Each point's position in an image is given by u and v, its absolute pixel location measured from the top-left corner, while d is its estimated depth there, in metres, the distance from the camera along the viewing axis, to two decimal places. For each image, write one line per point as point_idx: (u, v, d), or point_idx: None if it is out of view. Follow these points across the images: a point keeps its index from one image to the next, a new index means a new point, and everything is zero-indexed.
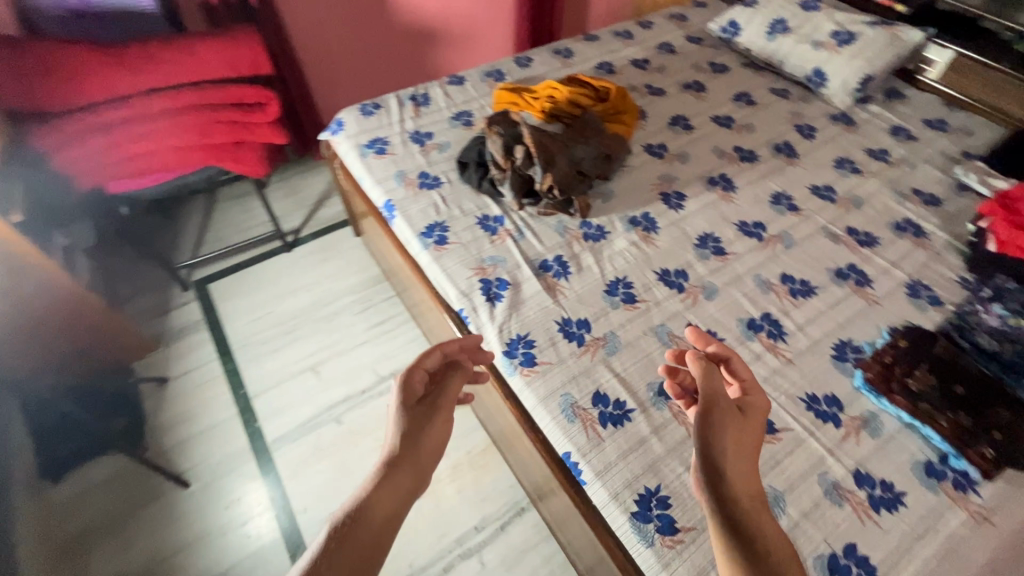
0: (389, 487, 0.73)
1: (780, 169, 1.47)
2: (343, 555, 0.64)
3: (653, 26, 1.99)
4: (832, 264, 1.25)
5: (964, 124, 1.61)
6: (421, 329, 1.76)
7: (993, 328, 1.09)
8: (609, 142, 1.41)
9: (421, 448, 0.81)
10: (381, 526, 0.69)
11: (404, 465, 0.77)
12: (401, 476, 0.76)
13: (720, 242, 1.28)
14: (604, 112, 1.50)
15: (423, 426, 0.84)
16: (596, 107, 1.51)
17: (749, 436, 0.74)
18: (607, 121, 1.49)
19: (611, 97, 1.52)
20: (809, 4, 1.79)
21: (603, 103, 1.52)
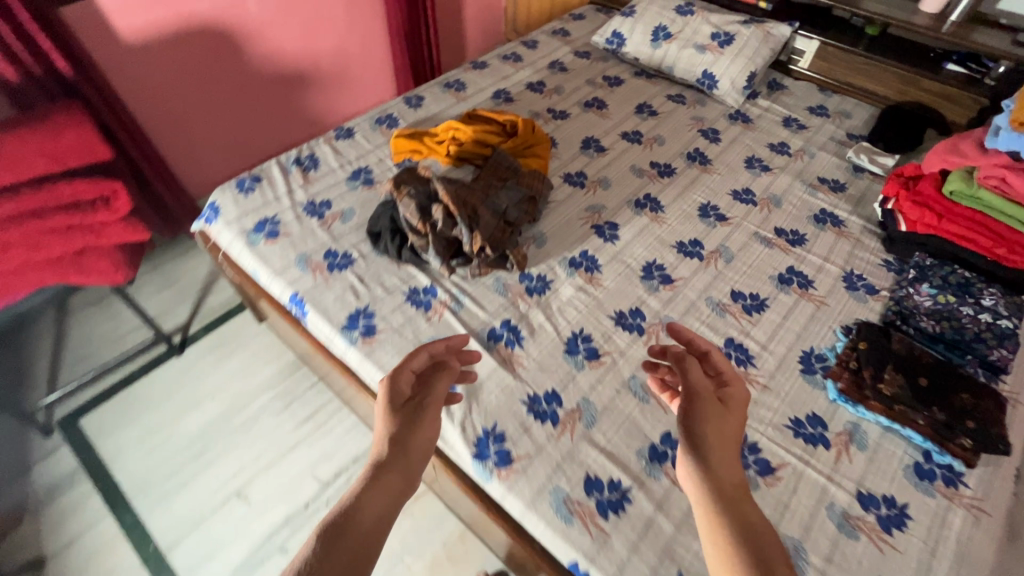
0: (378, 489, 0.66)
1: (698, 179, 1.46)
2: (328, 567, 0.57)
3: (538, 44, 1.92)
4: (773, 271, 1.24)
5: (841, 107, 1.72)
6: (359, 415, 1.54)
7: (929, 309, 1.13)
8: (528, 182, 1.31)
9: (409, 450, 0.73)
10: (367, 531, 0.62)
11: (392, 465, 0.70)
12: (389, 476, 0.69)
13: (665, 270, 1.23)
14: (515, 149, 1.40)
15: (409, 427, 0.76)
16: (505, 145, 1.40)
17: (730, 429, 0.72)
18: (521, 158, 1.39)
19: (519, 131, 1.41)
20: (684, 9, 1.80)
21: (512, 139, 1.41)
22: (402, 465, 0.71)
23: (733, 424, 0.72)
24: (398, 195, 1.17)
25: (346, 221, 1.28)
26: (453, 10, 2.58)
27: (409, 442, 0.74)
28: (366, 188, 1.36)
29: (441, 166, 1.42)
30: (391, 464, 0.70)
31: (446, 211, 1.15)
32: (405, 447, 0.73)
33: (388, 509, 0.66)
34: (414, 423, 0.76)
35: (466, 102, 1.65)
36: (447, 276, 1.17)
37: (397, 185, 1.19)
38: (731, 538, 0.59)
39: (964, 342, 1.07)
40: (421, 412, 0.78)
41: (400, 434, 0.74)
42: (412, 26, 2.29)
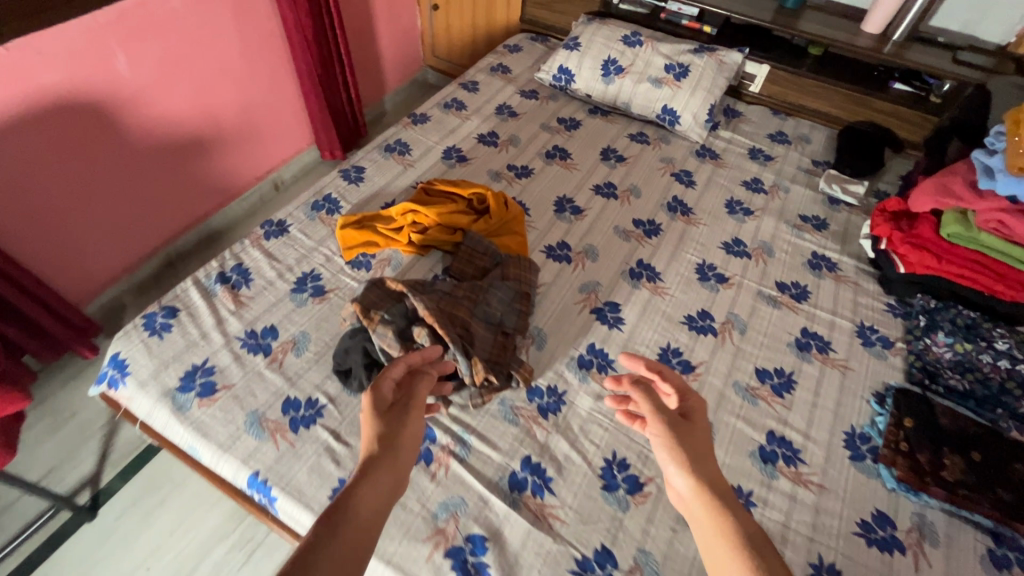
0: (371, 491, 0.59)
1: (686, 233, 1.35)
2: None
3: (479, 86, 1.73)
4: (789, 336, 1.16)
5: (799, 132, 1.68)
6: None
7: (951, 361, 1.09)
8: (514, 270, 1.13)
9: (398, 451, 0.65)
10: (360, 536, 0.54)
11: (384, 463, 0.62)
12: (381, 474, 0.61)
13: (682, 354, 1.11)
14: (488, 230, 1.21)
15: (396, 423, 0.68)
16: (477, 227, 1.21)
17: (701, 440, 0.74)
18: (499, 240, 1.21)
19: (491, 208, 1.22)
20: (631, 39, 1.68)
21: (483, 218, 1.22)
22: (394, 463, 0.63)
23: (701, 437, 0.75)
24: (368, 320, 0.95)
25: (300, 354, 1.03)
26: (367, 44, 2.31)
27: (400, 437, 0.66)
28: (318, 302, 1.11)
29: (404, 257, 1.22)
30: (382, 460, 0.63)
31: (433, 336, 0.95)
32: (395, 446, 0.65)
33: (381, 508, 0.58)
34: (404, 418, 0.69)
35: (415, 169, 1.43)
36: (444, 412, 0.97)
37: (367, 309, 0.97)
38: (736, 547, 0.61)
39: (993, 396, 1.04)
40: (408, 408, 0.71)
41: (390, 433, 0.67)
42: (326, 69, 2.01)
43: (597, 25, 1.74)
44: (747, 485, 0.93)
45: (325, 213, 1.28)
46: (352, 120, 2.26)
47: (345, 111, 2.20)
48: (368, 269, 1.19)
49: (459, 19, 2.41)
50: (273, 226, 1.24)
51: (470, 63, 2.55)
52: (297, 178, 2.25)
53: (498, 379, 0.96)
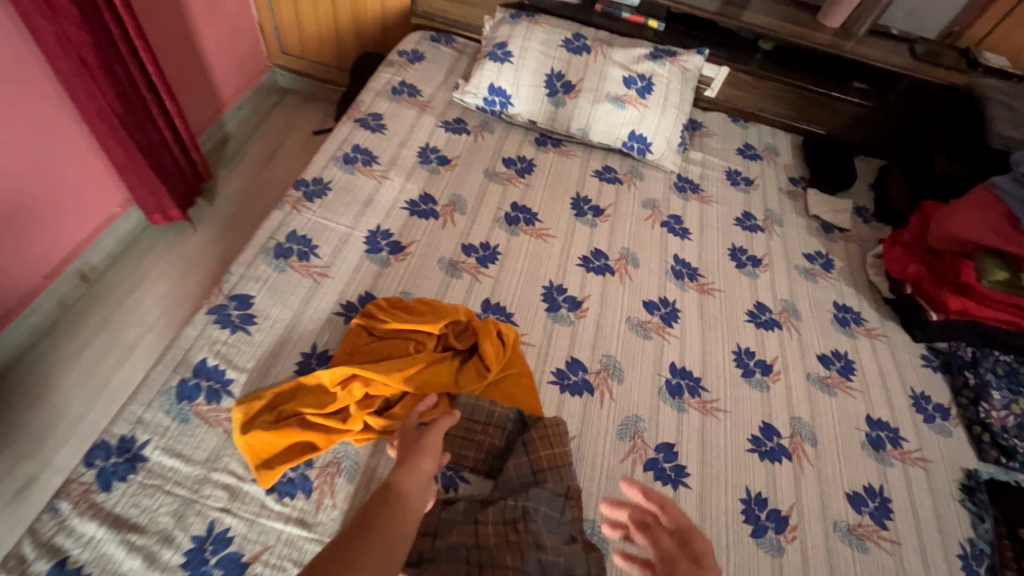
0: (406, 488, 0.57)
1: (706, 308, 1.09)
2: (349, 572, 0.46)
3: (385, 121, 1.24)
4: (859, 434, 0.97)
5: (766, 143, 1.49)
6: None
7: (1015, 428, 0.99)
8: (544, 450, 0.77)
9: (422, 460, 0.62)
10: (388, 527, 0.52)
11: (409, 470, 0.60)
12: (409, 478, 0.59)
13: (768, 501, 0.86)
14: (484, 387, 0.83)
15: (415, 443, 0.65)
16: (465, 385, 0.82)
17: None
18: (502, 393, 0.84)
19: (483, 351, 0.84)
20: (575, 44, 1.32)
21: (471, 368, 0.84)
22: (419, 470, 0.61)
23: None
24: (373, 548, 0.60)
25: None
26: (187, 52, 1.61)
27: (422, 446, 0.64)
28: None
29: (360, 451, 0.78)
30: (409, 463, 0.61)
31: None
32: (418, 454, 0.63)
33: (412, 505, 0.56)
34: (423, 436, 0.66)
35: (333, 279, 0.95)
36: None
37: None
38: None
39: None
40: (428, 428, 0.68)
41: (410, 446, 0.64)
42: (127, 107, 1.32)
43: (526, 25, 1.34)
44: None
45: (205, 404, 0.77)
46: (185, 168, 1.59)
47: (171, 157, 1.52)
48: (309, 495, 0.73)
49: (311, 5, 1.78)
50: (112, 457, 0.71)
51: (338, 63, 1.95)
52: (114, 261, 1.54)
53: None
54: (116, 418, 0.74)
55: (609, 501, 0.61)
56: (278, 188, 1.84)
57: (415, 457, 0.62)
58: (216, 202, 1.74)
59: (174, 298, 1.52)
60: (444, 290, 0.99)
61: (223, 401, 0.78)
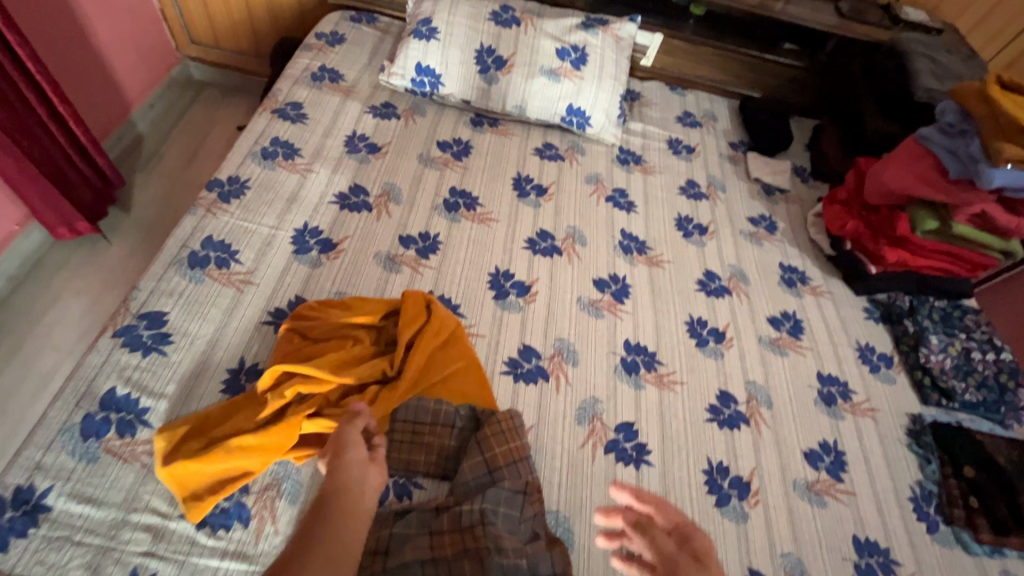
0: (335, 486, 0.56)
1: (656, 282, 1.07)
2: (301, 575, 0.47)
3: (305, 110, 1.15)
4: (812, 391, 0.98)
5: (704, 109, 1.48)
6: None
7: (953, 369, 1.03)
8: (499, 447, 0.72)
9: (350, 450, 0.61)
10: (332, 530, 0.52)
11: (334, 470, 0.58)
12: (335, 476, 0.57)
13: (729, 470, 0.85)
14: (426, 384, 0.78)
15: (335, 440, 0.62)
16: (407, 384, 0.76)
17: None
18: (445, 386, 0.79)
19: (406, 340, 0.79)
20: (503, 17, 1.26)
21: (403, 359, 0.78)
22: (345, 462, 0.59)
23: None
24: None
25: None
26: (78, 45, 1.45)
27: (340, 443, 0.61)
28: None
29: (301, 469, 0.72)
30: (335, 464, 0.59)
31: None
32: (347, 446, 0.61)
33: (355, 508, 0.55)
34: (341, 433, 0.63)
35: (259, 285, 0.87)
36: None
37: None
38: None
39: (999, 397, 1.01)
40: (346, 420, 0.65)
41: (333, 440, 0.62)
42: (3, 108, 1.16)
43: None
44: None
45: (117, 439, 0.69)
46: (90, 175, 1.44)
47: (70, 165, 1.37)
48: (246, 524, 0.67)
49: None
50: (8, 512, 0.62)
51: (256, 51, 1.81)
52: (17, 285, 1.39)
53: None
54: (9, 466, 0.65)
55: (605, 512, 0.62)
56: (202, 190, 1.71)
57: (337, 455, 0.60)
58: (132, 210, 1.59)
59: (91, 320, 1.38)
60: (383, 287, 0.92)
61: (139, 433, 0.70)
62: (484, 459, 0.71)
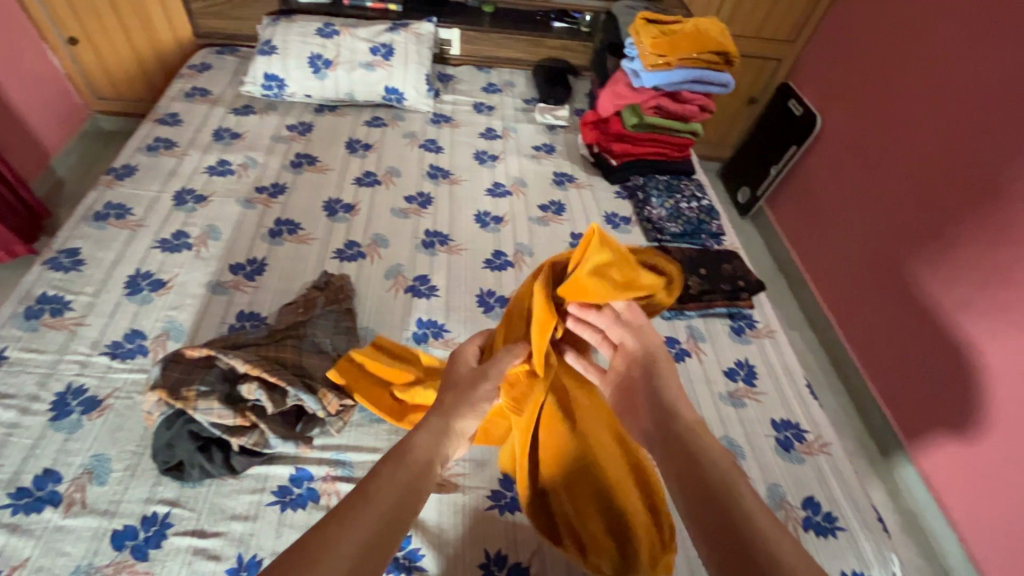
0: (433, 438, 0.73)
1: (454, 193, 1.48)
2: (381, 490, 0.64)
3: (180, 116, 1.54)
4: (565, 243, 1.40)
5: (504, 79, 1.94)
6: None
7: (669, 215, 1.47)
8: (325, 292, 1.11)
9: (463, 419, 0.78)
10: (416, 465, 0.69)
11: (434, 426, 0.75)
12: (432, 431, 0.74)
13: (495, 293, 1.25)
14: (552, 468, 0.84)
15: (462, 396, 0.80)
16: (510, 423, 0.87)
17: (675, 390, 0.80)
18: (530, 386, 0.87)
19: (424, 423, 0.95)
20: (326, 30, 1.69)
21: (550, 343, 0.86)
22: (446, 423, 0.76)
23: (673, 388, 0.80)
24: (186, 349, 0.90)
25: (106, 481, 0.85)
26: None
27: (450, 408, 0.78)
28: (99, 417, 0.92)
29: (183, 323, 1.07)
30: (443, 421, 0.76)
31: (267, 386, 0.89)
32: (458, 415, 0.77)
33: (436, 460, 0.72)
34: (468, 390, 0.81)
35: (148, 226, 1.24)
36: (311, 449, 0.93)
37: (176, 391, 0.85)
38: (683, 479, 0.64)
39: (697, 228, 1.45)
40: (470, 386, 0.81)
41: (461, 402, 0.79)
42: None
43: (284, 25, 1.69)
44: None
45: (51, 318, 1.04)
46: (18, 206, 1.76)
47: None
48: (146, 355, 1.01)
49: (111, 49, 2.01)
50: None
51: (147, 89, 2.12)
52: None
53: (350, 397, 0.96)
54: None
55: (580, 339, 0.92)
56: None
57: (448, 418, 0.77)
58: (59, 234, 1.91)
59: None
60: (242, 218, 1.30)
61: (65, 314, 1.05)
62: (312, 306, 1.07)
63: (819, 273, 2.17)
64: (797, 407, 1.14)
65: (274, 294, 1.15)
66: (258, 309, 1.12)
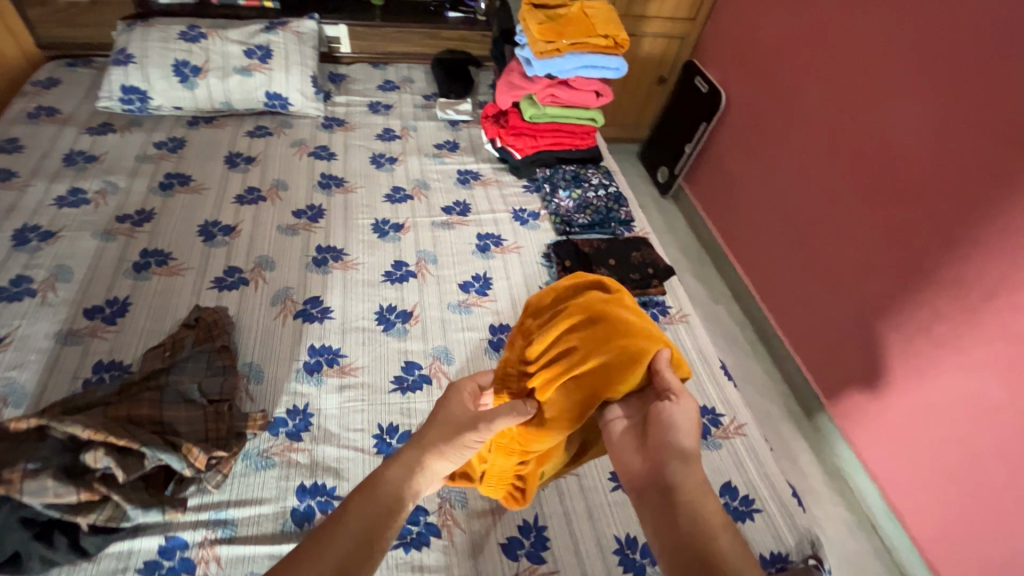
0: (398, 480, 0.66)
1: (349, 203, 1.37)
2: (324, 549, 0.58)
3: (21, 141, 1.34)
4: (471, 246, 1.33)
5: (402, 76, 1.83)
6: None
7: (577, 206, 1.43)
8: (196, 332, 0.98)
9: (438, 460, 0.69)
10: (370, 517, 0.62)
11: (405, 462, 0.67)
12: (401, 470, 0.66)
13: (396, 307, 1.16)
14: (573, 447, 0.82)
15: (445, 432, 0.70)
16: (611, 297, 0.86)
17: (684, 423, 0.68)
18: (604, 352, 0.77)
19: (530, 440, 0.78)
20: (191, 34, 1.53)
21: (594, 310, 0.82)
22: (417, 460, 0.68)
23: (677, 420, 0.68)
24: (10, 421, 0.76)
25: None
26: None
27: (429, 443, 0.69)
28: None
29: (23, 384, 0.93)
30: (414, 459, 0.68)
31: (118, 451, 0.77)
32: (435, 453, 0.68)
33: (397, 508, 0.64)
34: (462, 432, 0.70)
35: None
36: (182, 512, 0.81)
37: None
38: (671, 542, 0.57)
39: (606, 217, 1.42)
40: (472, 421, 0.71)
41: (444, 433, 0.70)
42: None
43: (140, 29, 1.51)
44: None
45: None
46: None
47: None
48: None
49: None
50: None
51: None
52: None
53: (223, 448, 0.85)
54: None
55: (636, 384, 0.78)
56: None
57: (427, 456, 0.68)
58: None
59: None
60: (99, 253, 1.14)
61: None
62: (174, 349, 0.95)
63: (740, 247, 2.20)
64: (712, 390, 1.13)
65: (138, 338, 1.02)
66: (120, 357, 0.98)
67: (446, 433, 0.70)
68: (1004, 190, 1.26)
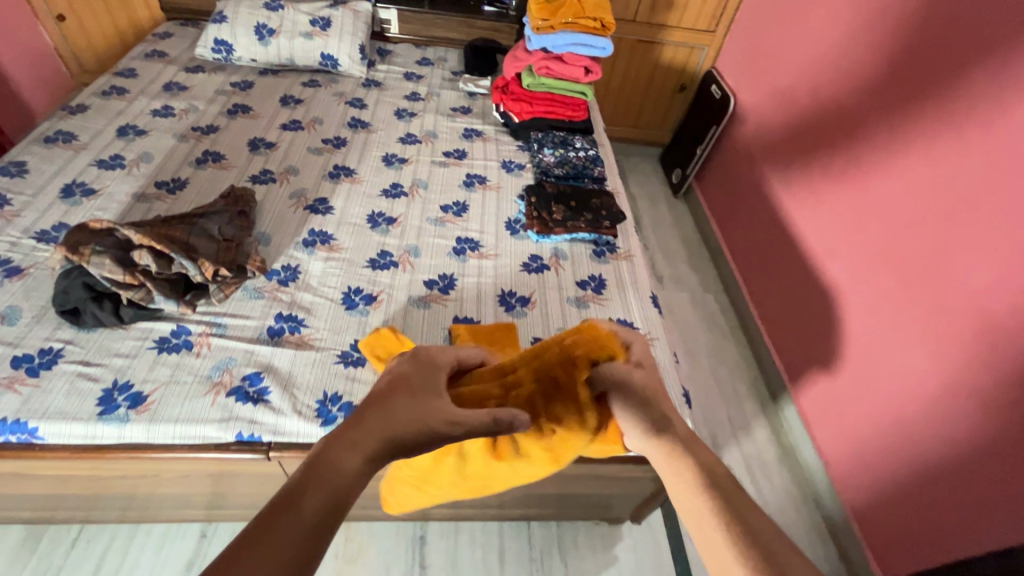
0: (357, 447, 0.55)
1: (368, 140, 1.67)
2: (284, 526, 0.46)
3: (136, 71, 1.76)
4: (459, 181, 1.59)
5: (438, 55, 2.15)
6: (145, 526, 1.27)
7: (557, 162, 1.65)
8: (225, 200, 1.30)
9: (412, 422, 0.61)
10: (330, 488, 0.51)
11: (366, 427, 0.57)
12: (356, 438, 0.56)
13: (385, 214, 1.43)
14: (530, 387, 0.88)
15: (400, 396, 0.63)
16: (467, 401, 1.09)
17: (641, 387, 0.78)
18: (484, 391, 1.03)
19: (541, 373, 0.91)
20: (272, 4, 1.92)
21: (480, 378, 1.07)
22: (382, 421, 0.59)
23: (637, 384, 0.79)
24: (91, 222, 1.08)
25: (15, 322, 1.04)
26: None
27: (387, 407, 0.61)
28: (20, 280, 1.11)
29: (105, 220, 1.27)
30: (379, 419, 0.59)
31: (155, 254, 1.07)
32: (399, 413, 0.61)
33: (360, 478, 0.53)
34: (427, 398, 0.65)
35: (90, 150, 1.44)
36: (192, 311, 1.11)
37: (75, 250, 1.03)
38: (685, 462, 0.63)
39: (581, 173, 1.64)
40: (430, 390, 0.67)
41: (405, 398, 0.63)
42: None
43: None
44: (448, 271, 1.32)
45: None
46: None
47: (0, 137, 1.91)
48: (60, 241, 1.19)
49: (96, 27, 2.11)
50: None
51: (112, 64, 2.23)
52: None
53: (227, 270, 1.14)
54: None
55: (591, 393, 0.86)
56: None
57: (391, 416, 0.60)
58: None
59: None
60: (174, 148, 1.50)
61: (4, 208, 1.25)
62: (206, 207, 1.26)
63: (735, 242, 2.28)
64: (635, 310, 1.30)
65: (187, 205, 1.34)
66: None
67: (404, 400, 0.63)
68: (941, 178, 1.33)
